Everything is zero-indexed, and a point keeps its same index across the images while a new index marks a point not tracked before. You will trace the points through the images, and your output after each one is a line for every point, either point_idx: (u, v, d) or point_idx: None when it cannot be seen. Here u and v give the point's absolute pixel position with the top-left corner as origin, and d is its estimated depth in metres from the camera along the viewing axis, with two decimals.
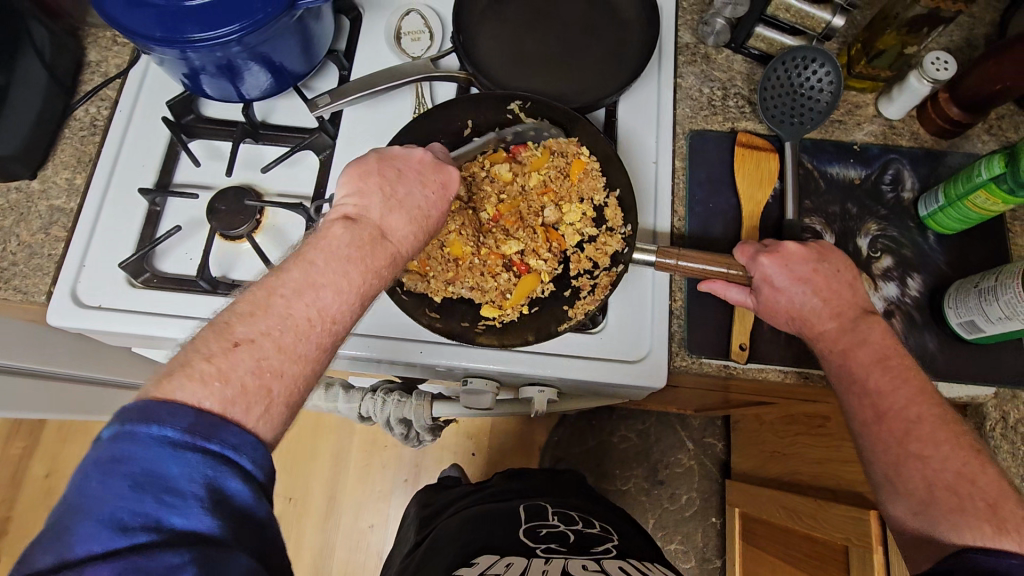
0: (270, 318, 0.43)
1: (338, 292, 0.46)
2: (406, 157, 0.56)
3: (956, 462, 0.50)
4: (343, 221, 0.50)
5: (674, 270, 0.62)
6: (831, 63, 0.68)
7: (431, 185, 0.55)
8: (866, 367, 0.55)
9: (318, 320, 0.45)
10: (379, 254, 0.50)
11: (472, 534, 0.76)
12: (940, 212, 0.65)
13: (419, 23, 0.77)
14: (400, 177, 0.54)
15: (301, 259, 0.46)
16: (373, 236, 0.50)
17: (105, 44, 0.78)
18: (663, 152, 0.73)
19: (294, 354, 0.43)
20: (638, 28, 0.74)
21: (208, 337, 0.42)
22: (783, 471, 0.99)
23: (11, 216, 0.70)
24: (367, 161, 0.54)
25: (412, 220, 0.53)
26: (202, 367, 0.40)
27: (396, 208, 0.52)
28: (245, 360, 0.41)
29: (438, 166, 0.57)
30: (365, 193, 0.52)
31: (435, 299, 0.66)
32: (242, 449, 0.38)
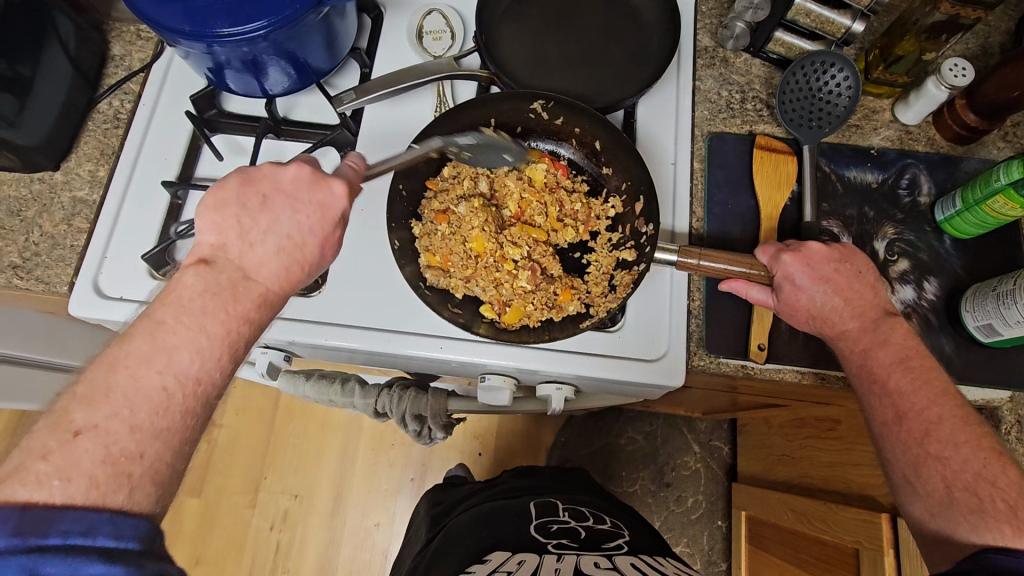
0: (113, 403, 0.40)
1: (197, 353, 0.44)
2: (275, 176, 0.51)
3: (976, 463, 0.50)
4: (197, 264, 0.47)
5: (695, 269, 0.62)
6: (850, 68, 0.69)
7: (302, 210, 0.51)
8: (887, 368, 0.56)
9: (176, 389, 0.42)
10: (242, 299, 0.47)
11: (484, 532, 0.76)
12: (958, 217, 0.66)
13: (441, 23, 0.78)
14: (263, 207, 0.50)
15: (150, 319, 0.44)
16: (232, 280, 0.48)
17: (129, 38, 0.79)
18: (682, 153, 0.73)
19: (155, 428, 0.41)
20: (658, 31, 0.75)
21: (42, 429, 0.38)
22: (793, 473, 0.99)
23: (34, 207, 0.71)
24: (228, 203, 0.49)
25: (279, 253, 0.50)
26: (35, 468, 0.35)
27: (258, 242, 0.49)
28: (90, 449, 0.38)
29: (316, 183, 0.52)
30: (222, 224, 0.49)
31: (456, 294, 0.66)
32: (93, 530, 0.34)
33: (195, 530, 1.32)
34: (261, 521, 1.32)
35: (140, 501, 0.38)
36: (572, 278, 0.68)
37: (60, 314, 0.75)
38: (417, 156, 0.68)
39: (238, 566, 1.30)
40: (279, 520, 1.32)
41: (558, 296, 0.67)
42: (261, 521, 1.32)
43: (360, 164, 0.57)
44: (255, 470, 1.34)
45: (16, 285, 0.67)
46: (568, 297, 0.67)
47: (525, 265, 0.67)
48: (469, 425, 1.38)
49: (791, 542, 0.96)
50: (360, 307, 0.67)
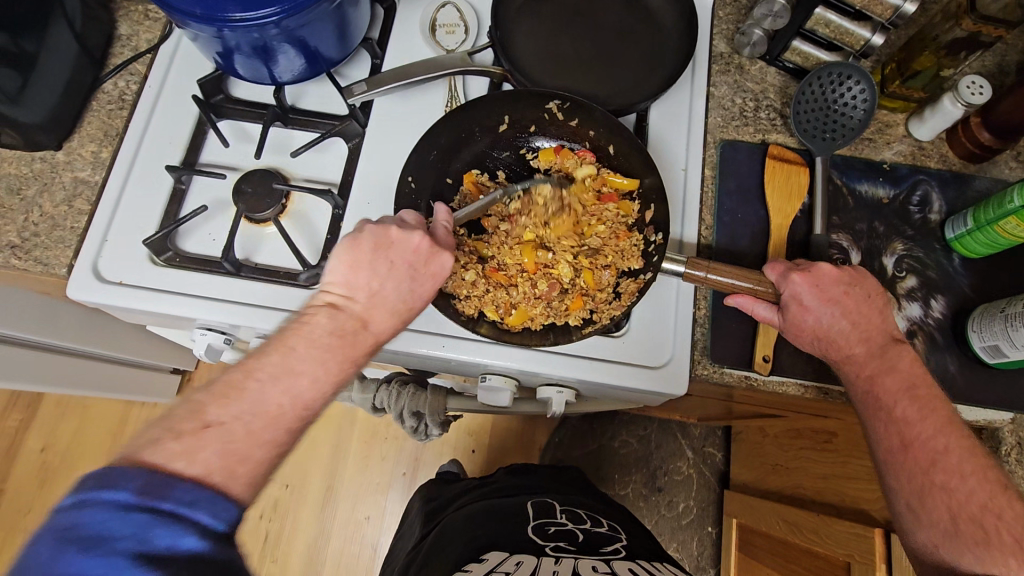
0: (243, 404, 0.45)
1: (314, 382, 0.48)
2: (405, 242, 0.56)
3: (981, 495, 0.51)
4: (329, 308, 0.52)
5: (702, 281, 0.62)
6: (867, 81, 0.68)
7: (420, 279, 0.56)
8: (895, 395, 0.56)
9: (289, 406, 0.47)
10: (357, 345, 0.52)
11: (479, 530, 0.75)
12: (968, 235, 0.65)
13: (455, 16, 0.77)
14: (391, 271, 0.54)
15: (282, 344, 0.49)
16: (354, 327, 0.52)
17: (136, 18, 0.77)
18: (693, 160, 0.73)
19: (263, 439, 0.45)
20: (675, 35, 0.74)
21: (183, 416, 0.43)
22: (786, 483, 0.99)
23: (34, 185, 0.69)
24: (363, 246, 0.55)
25: (395, 311, 0.55)
26: (168, 445, 0.41)
27: (382, 300, 0.54)
28: (212, 441, 0.42)
29: (432, 255, 0.57)
30: (354, 278, 0.54)
31: (459, 296, 0.65)
32: (196, 504, 0.38)
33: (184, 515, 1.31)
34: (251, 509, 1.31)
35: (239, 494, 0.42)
36: (584, 285, 0.67)
37: (57, 295, 0.74)
38: (426, 152, 0.67)
39: None
40: (269, 509, 1.32)
41: (569, 305, 0.66)
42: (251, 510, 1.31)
43: (448, 217, 0.60)
44: None
45: (13, 265, 0.66)
46: (578, 306, 0.66)
47: (541, 276, 0.67)
48: (464, 422, 1.37)
49: (783, 552, 0.96)
50: None
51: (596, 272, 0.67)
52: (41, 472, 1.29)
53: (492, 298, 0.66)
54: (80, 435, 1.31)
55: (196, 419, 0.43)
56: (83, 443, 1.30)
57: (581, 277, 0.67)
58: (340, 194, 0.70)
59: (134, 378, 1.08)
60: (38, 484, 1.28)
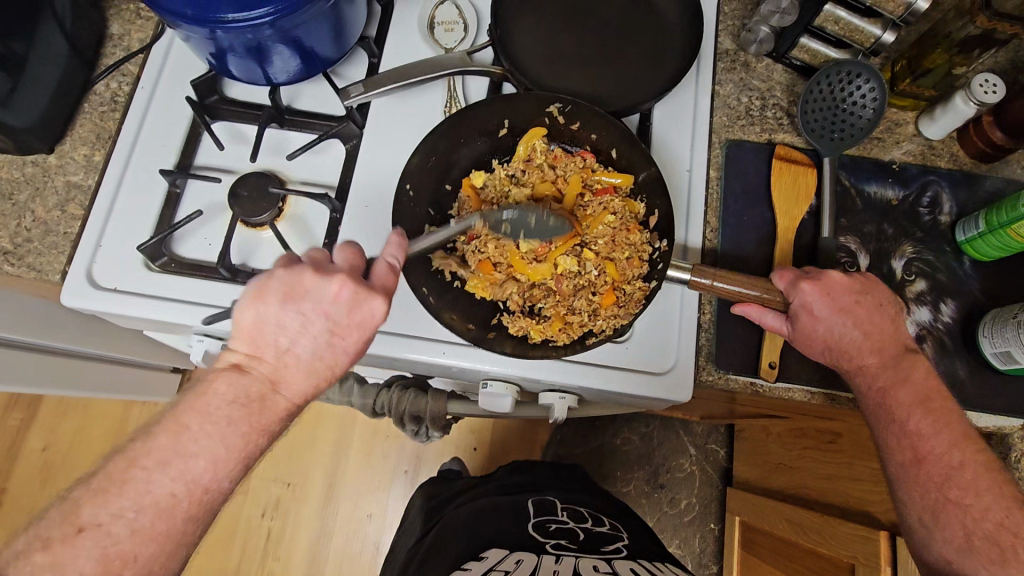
0: (123, 498, 0.46)
1: (211, 461, 0.48)
2: (320, 290, 0.52)
3: (998, 512, 0.52)
4: (232, 370, 0.51)
5: (707, 290, 0.60)
6: (877, 79, 0.66)
7: (333, 334, 0.52)
8: (907, 408, 0.56)
9: (183, 495, 0.47)
10: (267, 411, 0.51)
11: (483, 528, 0.75)
12: (980, 239, 0.64)
13: (454, 13, 0.75)
14: (303, 327, 0.51)
15: (175, 422, 0.48)
16: (261, 392, 0.51)
17: (127, 17, 0.76)
18: (698, 161, 0.71)
19: (154, 532, 0.46)
20: (680, 32, 0.72)
21: (54, 520, 0.44)
22: (788, 483, 0.98)
23: (26, 190, 0.68)
24: (271, 299, 0.51)
25: (310, 372, 0.52)
26: (34, 558, 0.42)
27: (295, 361, 0.52)
28: (89, 546, 0.44)
29: (358, 303, 0.52)
30: (260, 339, 0.52)
31: (514, 325, 0.64)
32: None
33: None
34: (252, 508, 1.31)
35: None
36: (603, 279, 0.66)
37: (54, 300, 0.73)
38: (426, 156, 0.65)
39: (229, 554, 1.30)
40: (270, 508, 1.31)
41: (601, 301, 0.65)
42: (253, 509, 1.31)
43: (399, 243, 0.56)
44: None
45: (7, 272, 0.65)
46: (612, 299, 0.65)
47: (569, 281, 0.66)
48: (465, 420, 1.36)
49: (784, 552, 0.96)
50: None
51: (616, 267, 0.66)
52: (42, 472, 1.29)
53: (543, 316, 0.66)
54: (80, 435, 1.30)
55: (69, 523, 0.44)
56: (84, 442, 1.30)
57: (606, 275, 0.66)
58: (337, 198, 0.68)
59: (132, 380, 1.07)
60: (40, 483, 1.28)
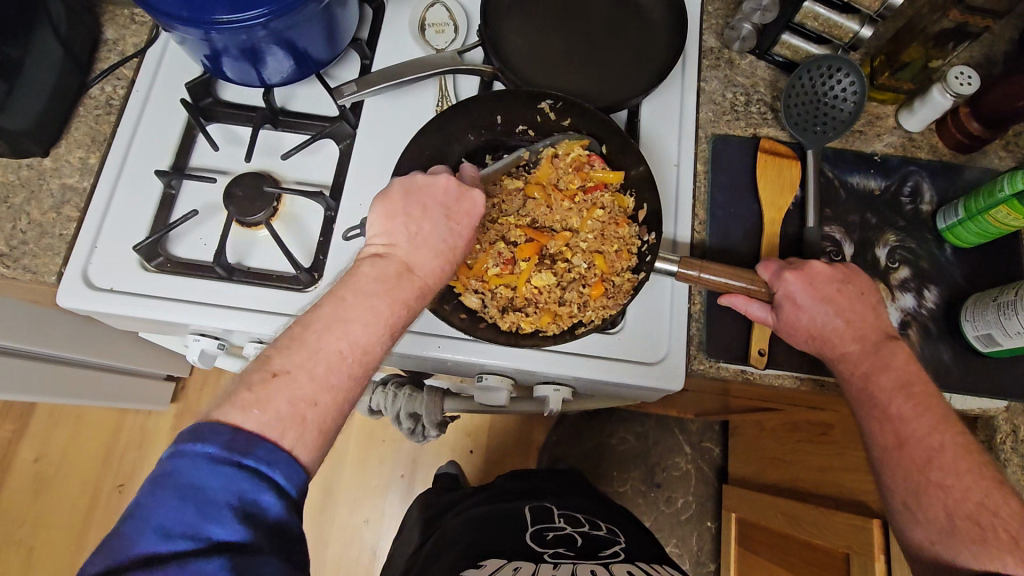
0: (308, 351, 0.47)
1: (368, 326, 0.49)
2: (431, 186, 0.56)
3: (978, 492, 0.52)
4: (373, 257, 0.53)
5: (695, 282, 0.62)
6: (856, 73, 0.68)
7: (455, 216, 0.56)
8: (889, 393, 0.57)
9: (348, 354, 0.48)
10: (406, 290, 0.52)
11: (476, 539, 0.75)
12: (960, 225, 0.66)
13: (444, 15, 0.76)
14: (426, 214, 0.55)
15: (334, 295, 0.50)
16: (400, 270, 0.52)
17: (122, 22, 0.77)
18: (685, 155, 0.73)
19: (328, 383, 0.46)
20: (665, 31, 0.74)
21: (252, 368, 0.46)
22: (779, 476, 1.00)
23: (21, 193, 0.69)
24: (393, 196, 0.55)
25: (437, 254, 0.55)
26: (242, 396, 0.43)
27: (422, 242, 0.54)
28: (281, 389, 0.44)
29: (464, 193, 0.57)
30: (393, 230, 0.54)
31: (502, 321, 0.65)
32: (276, 463, 0.42)
33: None
34: None
35: (307, 446, 0.44)
36: (595, 266, 0.67)
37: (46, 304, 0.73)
38: (419, 152, 0.66)
39: None
40: None
41: (591, 293, 0.66)
42: None
43: (472, 168, 0.63)
44: None
45: (2, 273, 0.66)
46: (602, 291, 0.66)
47: (559, 275, 0.67)
48: (461, 422, 1.37)
49: (780, 545, 0.97)
50: None
51: (605, 260, 0.67)
52: (35, 482, 1.27)
53: (533, 310, 0.66)
54: (74, 445, 1.30)
55: (265, 369, 0.45)
56: (78, 451, 1.29)
57: (595, 267, 0.67)
58: (331, 196, 0.69)
59: (125, 386, 1.07)
60: (32, 494, 1.27)
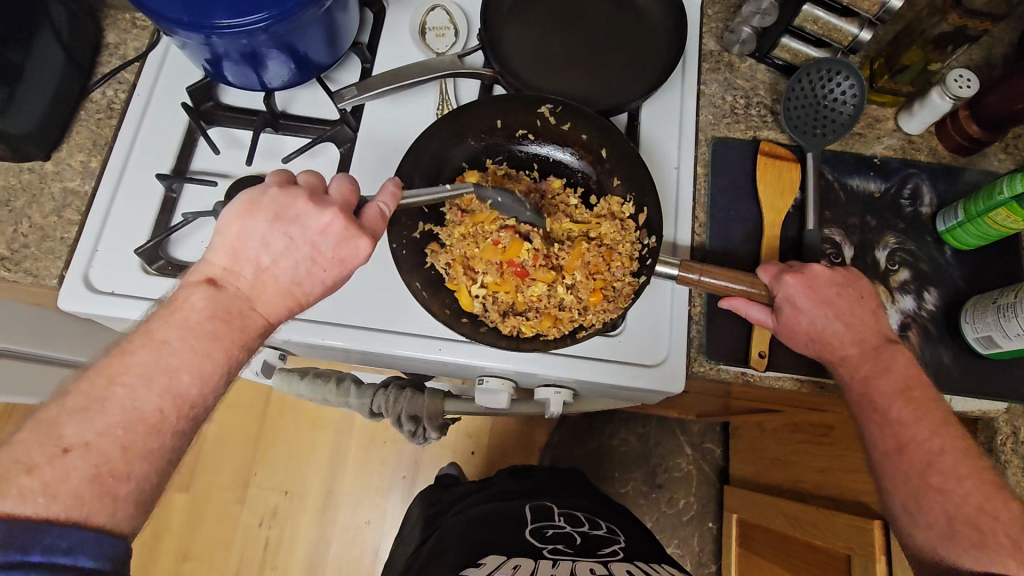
0: (108, 414, 0.41)
1: (197, 375, 0.45)
2: (312, 217, 0.50)
3: (978, 497, 0.53)
4: (206, 286, 0.47)
5: (695, 285, 0.62)
6: (856, 77, 0.68)
7: (321, 262, 0.50)
8: (889, 396, 0.57)
9: (170, 409, 0.43)
10: (242, 328, 0.48)
11: (478, 536, 0.75)
12: (960, 228, 0.66)
13: (445, 19, 0.77)
14: (287, 248, 0.49)
15: (154, 335, 0.44)
16: (240, 309, 0.48)
17: (123, 26, 0.77)
18: (685, 158, 0.73)
19: (148, 448, 0.42)
20: (665, 34, 0.74)
21: (35, 443, 0.39)
22: (782, 478, 1.00)
23: (23, 197, 0.69)
24: (259, 215, 0.49)
25: (287, 294, 0.50)
26: (21, 482, 0.37)
27: (271, 280, 0.49)
28: (79, 465, 0.39)
29: (347, 239, 0.51)
30: (242, 252, 0.49)
31: (504, 326, 0.65)
32: (76, 548, 0.37)
33: (181, 524, 1.30)
34: (249, 517, 1.31)
35: (120, 520, 0.40)
36: (596, 271, 0.67)
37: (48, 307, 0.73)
38: (420, 155, 0.66)
39: (225, 563, 1.29)
40: (267, 517, 1.31)
41: (591, 296, 0.66)
42: (250, 517, 1.31)
43: (393, 193, 0.54)
44: (244, 466, 1.33)
45: (4, 277, 0.66)
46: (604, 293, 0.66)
47: (560, 278, 0.67)
48: (462, 424, 1.37)
49: (782, 547, 0.96)
50: (357, 308, 0.66)
51: (605, 263, 0.67)
52: None
53: (535, 315, 0.66)
54: None
55: (53, 443, 0.39)
56: None
57: (595, 271, 0.67)
58: None
59: None
60: None
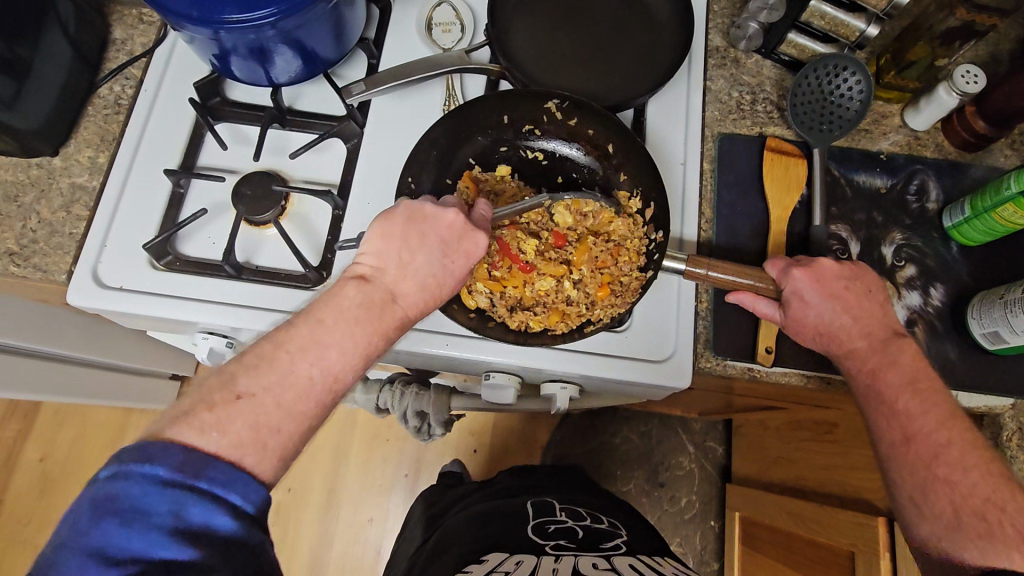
0: (272, 374, 0.47)
1: (343, 352, 0.50)
2: (440, 217, 0.56)
3: (985, 488, 0.52)
4: (358, 280, 0.53)
5: (702, 279, 0.62)
6: (863, 73, 0.68)
7: (446, 256, 0.55)
8: (896, 390, 0.57)
9: (318, 380, 0.48)
10: (386, 320, 0.53)
11: (480, 533, 0.75)
12: (966, 224, 0.66)
13: (451, 15, 0.77)
14: (421, 244, 0.55)
15: (312, 317, 0.50)
16: (383, 299, 0.53)
17: (130, 22, 0.77)
18: (691, 154, 0.73)
19: (292, 410, 0.47)
20: (671, 30, 0.74)
21: (214, 386, 0.45)
22: (785, 475, 1.00)
23: (31, 192, 0.69)
24: (396, 218, 0.55)
25: (424, 288, 0.55)
26: (202, 417, 0.43)
27: (411, 274, 0.54)
28: (243, 413, 0.45)
29: (469, 233, 0.56)
30: (385, 253, 0.54)
31: (510, 322, 0.65)
32: (232, 486, 0.41)
33: None
34: None
35: (266, 468, 0.45)
36: (603, 266, 0.67)
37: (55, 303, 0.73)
38: (428, 150, 0.67)
39: None
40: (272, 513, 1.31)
41: (598, 292, 0.66)
42: None
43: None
44: None
45: (13, 272, 0.66)
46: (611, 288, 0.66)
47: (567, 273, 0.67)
48: (465, 422, 1.37)
49: (785, 543, 0.97)
50: None
51: (611, 258, 0.67)
52: (41, 481, 1.28)
53: (541, 310, 0.66)
54: (80, 444, 1.30)
55: (228, 390, 0.45)
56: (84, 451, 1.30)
57: (601, 266, 0.67)
58: (340, 195, 0.70)
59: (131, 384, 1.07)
60: (38, 493, 1.27)
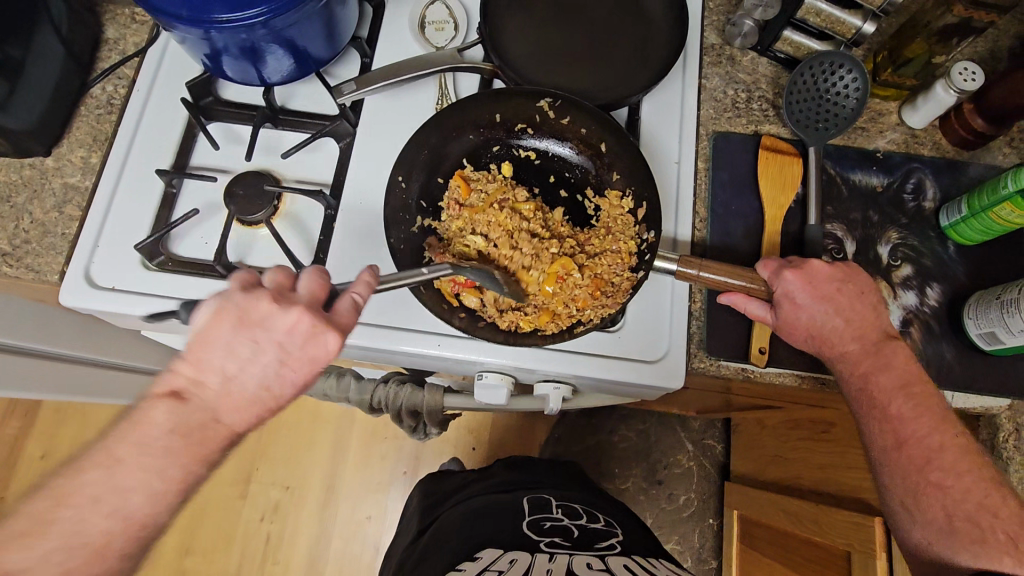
0: (49, 540, 0.42)
1: (150, 496, 0.45)
2: (276, 320, 0.48)
3: (977, 494, 0.52)
4: (169, 399, 0.47)
5: (694, 280, 0.61)
6: (859, 70, 0.68)
7: (291, 360, 0.49)
8: (890, 393, 0.57)
9: (119, 532, 0.44)
10: (208, 442, 0.47)
11: (476, 528, 0.75)
12: (963, 223, 0.65)
13: (444, 13, 0.76)
14: (254, 353, 0.48)
15: (109, 456, 0.45)
16: (202, 421, 0.47)
17: (123, 21, 0.77)
18: (686, 153, 0.72)
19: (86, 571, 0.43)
20: (665, 28, 0.73)
21: None
22: (782, 475, 0.99)
23: (24, 193, 0.69)
24: (222, 325, 0.48)
25: (258, 402, 0.49)
26: None
27: (238, 392, 0.48)
28: None
29: (314, 337, 0.49)
30: (205, 360, 0.47)
31: (500, 322, 0.64)
32: None
33: (184, 519, 1.31)
34: (252, 512, 1.31)
35: None
36: (593, 264, 0.66)
37: (49, 303, 0.74)
38: (419, 149, 0.66)
39: (228, 558, 1.30)
40: (270, 511, 1.32)
41: (589, 291, 0.65)
42: (252, 512, 1.31)
43: (367, 281, 0.51)
44: (247, 461, 1.33)
45: (5, 273, 0.66)
46: (604, 287, 0.65)
47: (562, 272, 0.66)
48: (462, 421, 1.37)
49: (783, 542, 0.96)
50: None
51: (602, 258, 0.67)
52: None
53: (532, 310, 0.65)
54: None
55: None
56: None
57: (592, 267, 0.66)
58: (332, 195, 0.69)
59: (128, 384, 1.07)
60: None
